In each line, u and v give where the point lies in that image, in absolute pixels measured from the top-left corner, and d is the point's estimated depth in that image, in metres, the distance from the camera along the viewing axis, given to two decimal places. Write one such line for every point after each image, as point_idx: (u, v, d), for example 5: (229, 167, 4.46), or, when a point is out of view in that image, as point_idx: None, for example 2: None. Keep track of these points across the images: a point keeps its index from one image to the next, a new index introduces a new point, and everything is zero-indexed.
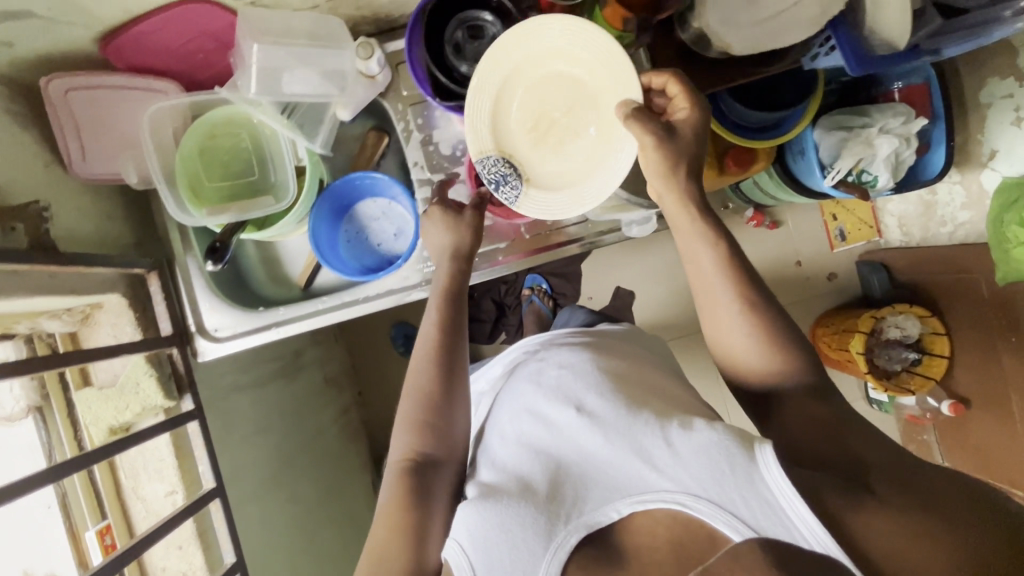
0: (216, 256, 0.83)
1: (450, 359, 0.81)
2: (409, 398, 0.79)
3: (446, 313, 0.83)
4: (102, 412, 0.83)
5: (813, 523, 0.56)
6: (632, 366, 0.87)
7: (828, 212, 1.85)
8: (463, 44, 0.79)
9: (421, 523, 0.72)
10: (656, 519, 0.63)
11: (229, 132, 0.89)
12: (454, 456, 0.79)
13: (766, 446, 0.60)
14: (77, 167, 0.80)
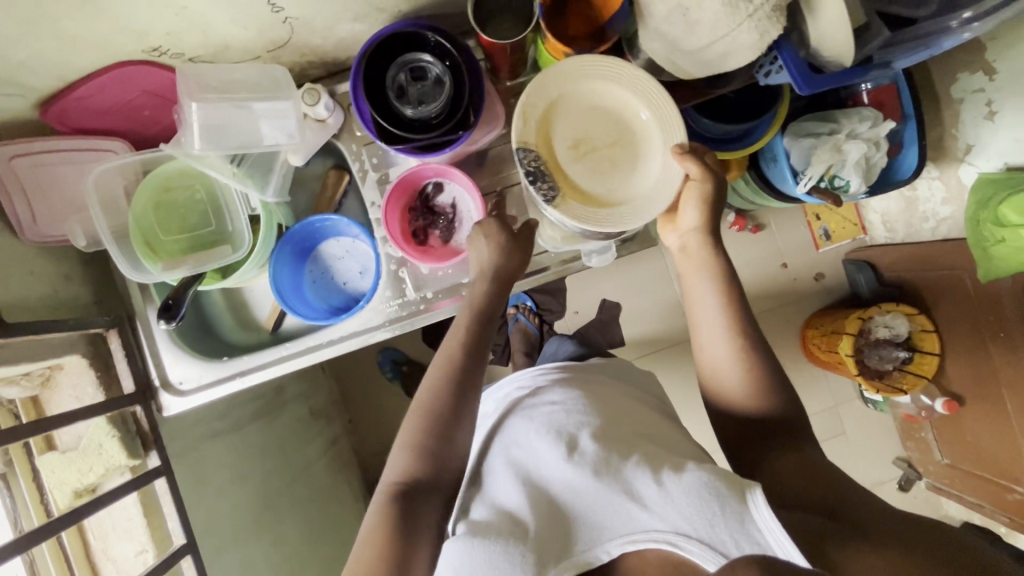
0: (170, 313, 0.83)
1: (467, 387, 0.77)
2: (414, 418, 0.76)
3: (472, 338, 0.79)
4: (66, 476, 0.81)
5: (788, 546, 0.58)
6: (618, 400, 0.86)
7: (811, 213, 1.84)
8: (406, 87, 0.78)
9: (406, 548, 0.69)
10: (648, 560, 0.63)
11: (183, 185, 0.88)
12: (449, 485, 0.76)
13: (757, 491, 0.61)
14: (28, 232, 0.80)
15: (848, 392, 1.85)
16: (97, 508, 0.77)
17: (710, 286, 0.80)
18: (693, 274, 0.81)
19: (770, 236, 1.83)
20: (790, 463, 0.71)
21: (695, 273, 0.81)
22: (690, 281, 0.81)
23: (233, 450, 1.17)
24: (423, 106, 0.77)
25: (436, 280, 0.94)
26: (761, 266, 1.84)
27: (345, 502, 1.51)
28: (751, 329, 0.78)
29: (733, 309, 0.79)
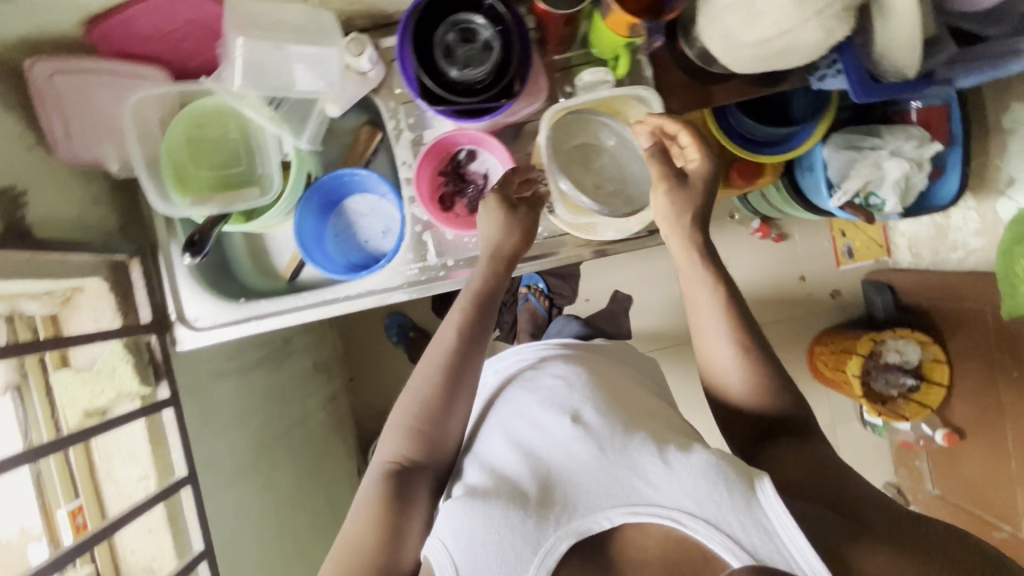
0: (195, 248, 0.84)
1: (462, 370, 0.76)
2: (408, 400, 0.76)
3: (470, 322, 0.77)
4: (78, 395, 0.83)
5: (810, 556, 0.58)
6: (612, 374, 0.87)
7: (837, 229, 1.81)
8: (454, 48, 0.76)
9: (399, 523, 0.71)
10: (649, 536, 0.64)
11: (217, 123, 0.88)
12: (438, 464, 0.77)
13: (765, 479, 0.62)
14: (60, 147, 0.80)
15: (847, 411, 1.85)
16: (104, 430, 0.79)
17: (712, 295, 0.77)
18: (693, 284, 0.78)
19: (791, 248, 1.81)
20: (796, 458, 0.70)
21: (692, 276, 0.78)
22: (690, 289, 0.78)
23: (239, 392, 1.19)
24: (470, 69, 0.76)
25: (455, 249, 0.92)
26: (777, 277, 1.82)
27: (337, 458, 1.54)
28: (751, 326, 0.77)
29: (728, 307, 0.76)
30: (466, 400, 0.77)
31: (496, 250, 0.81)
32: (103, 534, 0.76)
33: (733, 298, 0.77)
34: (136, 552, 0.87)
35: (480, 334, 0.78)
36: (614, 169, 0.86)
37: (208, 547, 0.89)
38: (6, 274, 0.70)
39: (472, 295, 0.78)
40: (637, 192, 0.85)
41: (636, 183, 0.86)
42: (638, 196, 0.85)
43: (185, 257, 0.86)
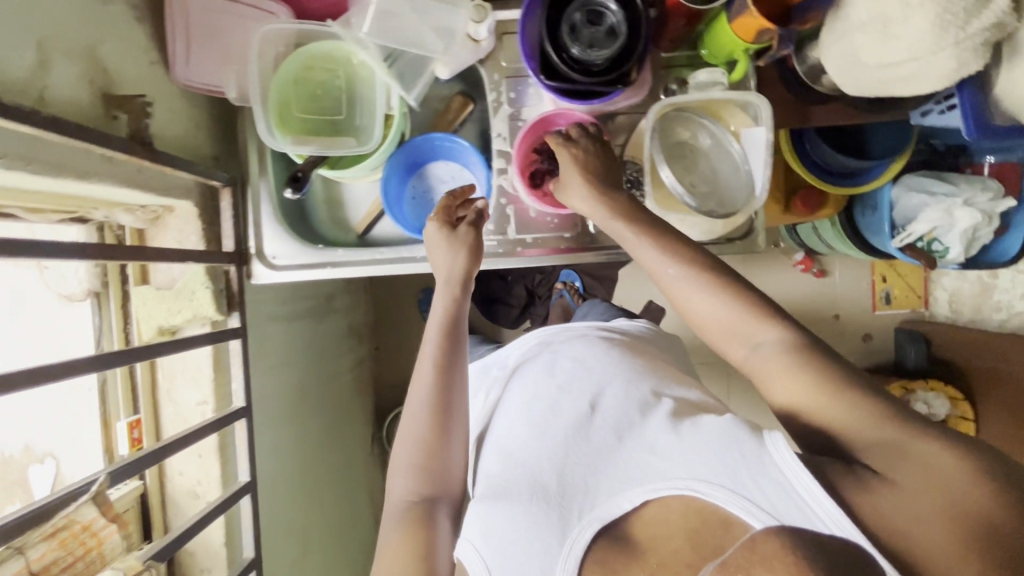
0: (298, 186, 0.87)
1: (446, 397, 0.78)
2: (405, 446, 0.77)
3: (444, 351, 0.80)
4: (155, 311, 0.85)
5: (838, 517, 0.51)
6: (642, 355, 0.85)
7: (878, 272, 1.80)
8: (580, 27, 0.77)
9: (428, 545, 0.70)
10: (670, 508, 0.59)
11: (325, 67, 0.89)
12: (452, 492, 0.76)
13: (776, 431, 0.57)
14: (178, 72, 0.80)
15: None
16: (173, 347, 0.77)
17: (671, 269, 0.70)
18: (644, 254, 0.73)
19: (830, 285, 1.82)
20: (786, 372, 0.61)
21: (647, 254, 0.72)
22: (640, 256, 0.73)
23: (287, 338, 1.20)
24: (593, 49, 0.77)
25: (536, 227, 0.94)
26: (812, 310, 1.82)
27: (357, 421, 1.54)
28: (721, 268, 0.70)
29: (687, 257, 0.70)
30: (461, 424, 0.78)
31: (451, 274, 0.83)
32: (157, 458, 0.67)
33: (703, 264, 0.70)
34: (184, 475, 0.89)
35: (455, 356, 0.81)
36: (708, 173, 0.87)
37: (252, 481, 0.90)
38: (122, 183, 0.71)
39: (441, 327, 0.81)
40: (730, 196, 0.86)
41: (729, 187, 0.86)
42: (731, 200, 0.85)
43: (287, 192, 0.89)
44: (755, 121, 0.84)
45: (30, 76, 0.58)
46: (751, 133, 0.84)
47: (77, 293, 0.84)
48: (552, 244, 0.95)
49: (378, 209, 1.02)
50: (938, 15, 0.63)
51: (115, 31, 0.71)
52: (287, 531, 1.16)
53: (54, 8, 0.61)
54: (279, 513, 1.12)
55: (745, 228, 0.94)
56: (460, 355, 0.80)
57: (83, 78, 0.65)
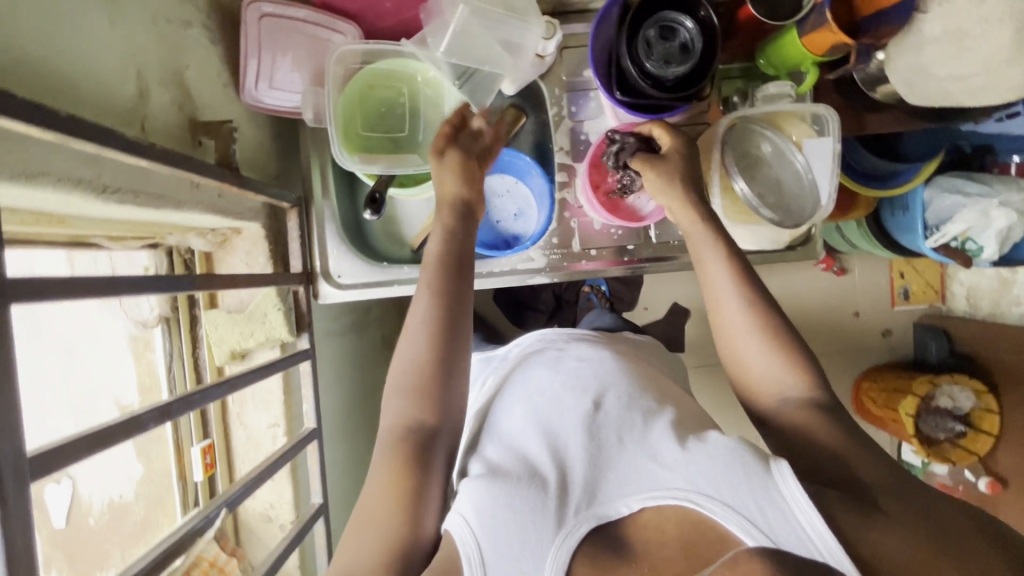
0: (375, 208, 0.86)
1: (450, 339, 0.69)
2: (400, 367, 0.69)
3: (445, 274, 0.71)
4: (228, 334, 0.85)
5: (835, 549, 0.52)
6: (644, 366, 0.84)
7: (896, 269, 1.66)
8: (654, 42, 0.77)
9: (417, 494, 0.63)
10: (666, 516, 0.59)
11: (388, 85, 0.88)
12: (451, 427, 0.68)
13: (783, 460, 0.57)
14: (249, 92, 0.81)
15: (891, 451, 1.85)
16: (252, 379, 0.71)
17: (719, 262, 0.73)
18: (701, 249, 0.75)
19: (850, 284, 1.67)
20: (815, 424, 0.64)
21: (704, 251, 0.74)
22: (705, 259, 0.74)
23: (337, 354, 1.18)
24: (667, 65, 0.78)
25: (600, 239, 0.95)
26: (827, 316, 1.68)
27: None
28: (759, 287, 0.72)
29: (737, 268, 0.73)
30: (463, 367, 0.70)
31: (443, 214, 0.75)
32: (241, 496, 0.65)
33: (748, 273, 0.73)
34: (255, 498, 0.88)
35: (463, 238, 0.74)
36: (772, 182, 0.87)
37: (324, 502, 0.89)
38: (205, 210, 0.70)
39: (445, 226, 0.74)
40: (796, 205, 0.87)
41: (795, 197, 0.87)
42: (797, 209, 0.86)
43: (365, 215, 0.86)
44: (818, 134, 0.85)
45: (132, 106, 0.57)
46: (815, 143, 0.85)
47: (149, 319, 0.86)
48: (616, 256, 0.96)
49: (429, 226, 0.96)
50: (1017, 29, 0.65)
51: (194, 55, 0.71)
52: None
53: (149, 37, 0.61)
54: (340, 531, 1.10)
55: (804, 235, 0.96)
56: (464, 291, 0.71)
57: (173, 105, 0.65)
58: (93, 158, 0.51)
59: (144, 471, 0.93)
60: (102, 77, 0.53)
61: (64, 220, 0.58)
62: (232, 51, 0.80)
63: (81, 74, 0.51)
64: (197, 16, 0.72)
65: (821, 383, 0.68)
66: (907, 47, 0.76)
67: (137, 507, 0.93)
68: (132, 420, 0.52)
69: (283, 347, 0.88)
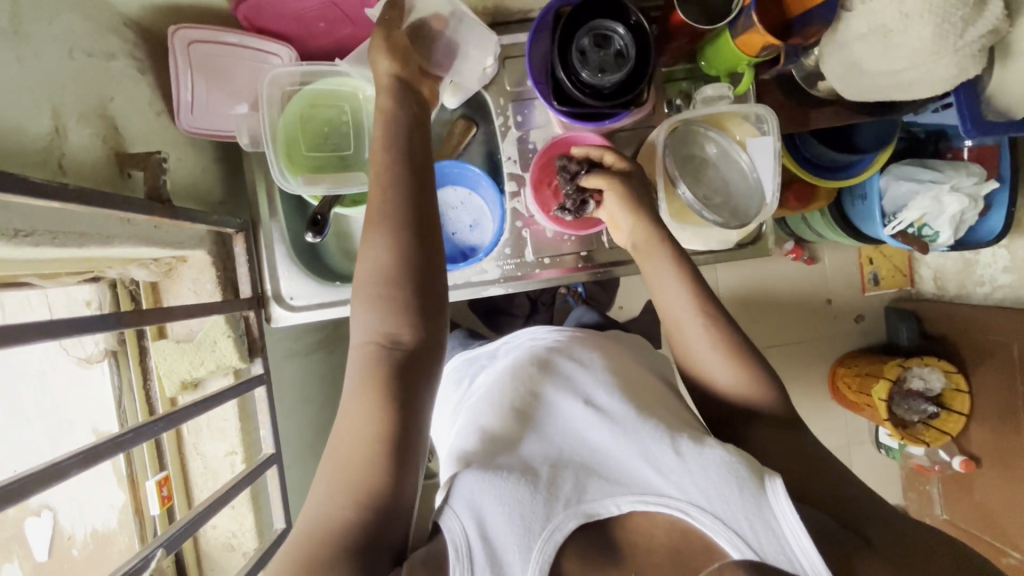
0: (318, 229, 0.86)
1: (418, 249, 0.63)
2: (362, 281, 0.63)
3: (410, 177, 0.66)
4: (178, 365, 0.84)
5: (814, 557, 0.55)
6: (632, 361, 0.84)
7: (865, 255, 1.68)
8: (588, 51, 0.78)
9: (398, 427, 0.59)
10: (655, 523, 0.61)
11: (330, 104, 0.86)
12: (430, 349, 0.63)
13: (777, 479, 0.58)
14: (183, 119, 0.80)
15: None
16: (194, 413, 0.71)
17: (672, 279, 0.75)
18: (658, 275, 0.76)
19: (821, 272, 1.68)
20: (777, 437, 0.68)
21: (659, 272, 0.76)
22: (656, 276, 0.76)
23: (302, 374, 1.16)
24: (603, 73, 0.78)
25: (552, 248, 0.95)
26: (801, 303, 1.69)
27: None
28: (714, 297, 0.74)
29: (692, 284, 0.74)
30: (440, 283, 0.65)
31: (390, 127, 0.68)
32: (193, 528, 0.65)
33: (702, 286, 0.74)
34: (217, 527, 0.88)
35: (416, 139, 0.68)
36: (719, 182, 0.89)
37: (287, 527, 0.88)
38: (139, 243, 0.69)
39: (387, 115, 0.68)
40: (743, 204, 0.87)
41: (742, 196, 0.88)
42: (743, 209, 0.87)
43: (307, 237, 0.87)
44: (762, 133, 0.85)
45: (48, 145, 0.57)
46: (760, 142, 0.85)
47: (95, 354, 0.86)
48: (572, 263, 0.96)
49: None
50: (937, 25, 0.67)
51: (120, 86, 0.70)
52: None
53: (64, 74, 0.60)
54: None
55: (755, 233, 0.97)
56: (429, 198, 0.66)
57: (96, 139, 0.64)
58: (4, 204, 0.51)
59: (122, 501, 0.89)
60: (10, 118, 0.53)
61: None
62: (163, 78, 0.79)
63: None
64: (122, 46, 0.71)
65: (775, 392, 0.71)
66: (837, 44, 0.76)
67: (95, 543, 0.92)
68: (51, 469, 0.51)
69: (237, 374, 0.87)
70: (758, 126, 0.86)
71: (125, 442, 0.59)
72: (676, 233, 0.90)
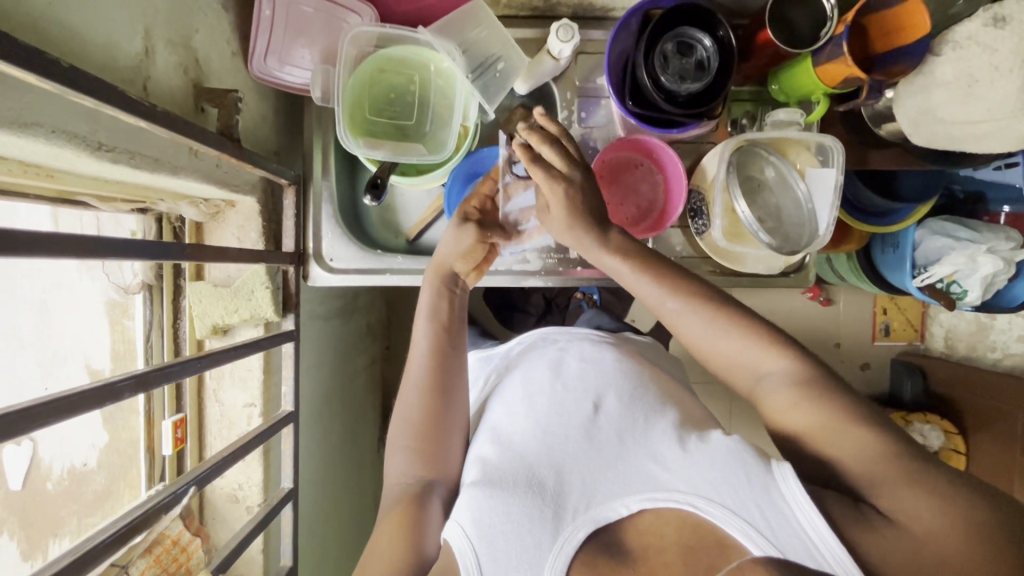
0: (377, 193, 0.86)
1: (444, 385, 0.76)
2: (400, 428, 0.75)
3: (440, 337, 0.78)
4: (212, 308, 0.83)
5: (837, 549, 0.52)
6: (651, 368, 0.84)
7: (880, 305, 1.62)
8: (670, 58, 0.78)
9: (418, 518, 0.67)
10: (665, 520, 0.59)
11: (400, 71, 0.86)
12: (449, 476, 0.73)
13: (785, 463, 0.56)
14: (256, 64, 0.80)
15: None
16: (229, 357, 0.69)
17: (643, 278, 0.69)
18: (634, 280, 0.69)
19: (834, 315, 1.63)
20: (795, 402, 0.60)
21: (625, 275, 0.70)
22: (634, 286, 0.70)
23: (322, 338, 1.14)
24: (680, 81, 0.79)
25: None
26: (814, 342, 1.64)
27: (370, 427, 1.44)
28: (718, 295, 0.68)
29: (673, 282, 0.68)
30: (458, 427, 0.76)
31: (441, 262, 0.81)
32: (215, 471, 0.64)
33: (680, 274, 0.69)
34: (224, 477, 0.86)
35: (455, 339, 0.79)
36: (772, 207, 0.88)
37: (295, 488, 0.87)
38: (202, 180, 0.68)
39: (437, 293, 0.80)
40: (792, 231, 0.87)
41: (793, 223, 0.87)
42: (794, 236, 0.87)
43: (365, 199, 0.87)
44: (823, 164, 0.85)
45: (137, 65, 0.56)
46: (820, 173, 0.85)
47: (132, 285, 0.86)
48: None
49: (432, 215, 0.95)
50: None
51: (206, 20, 0.70)
52: (315, 540, 1.10)
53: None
54: (310, 519, 1.07)
55: (798, 262, 0.98)
56: (456, 361, 0.78)
57: (178, 68, 0.63)
58: (92, 115, 0.51)
59: (108, 441, 0.90)
60: (111, 32, 0.52)
61: (55, 173, 0.58)
62: (243, 20, 0.79)
63: (92, 30, 0.50)
64: None
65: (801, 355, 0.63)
66: (920, 86, 0.76)
67: (96, 478, 0.91)
68: (109, 388, 0.50)
69: (267, 326, 0.86)
70: (817, 155, 0.85)
71: (172, 373, 0.58)
72: (724, 253, 0.90)
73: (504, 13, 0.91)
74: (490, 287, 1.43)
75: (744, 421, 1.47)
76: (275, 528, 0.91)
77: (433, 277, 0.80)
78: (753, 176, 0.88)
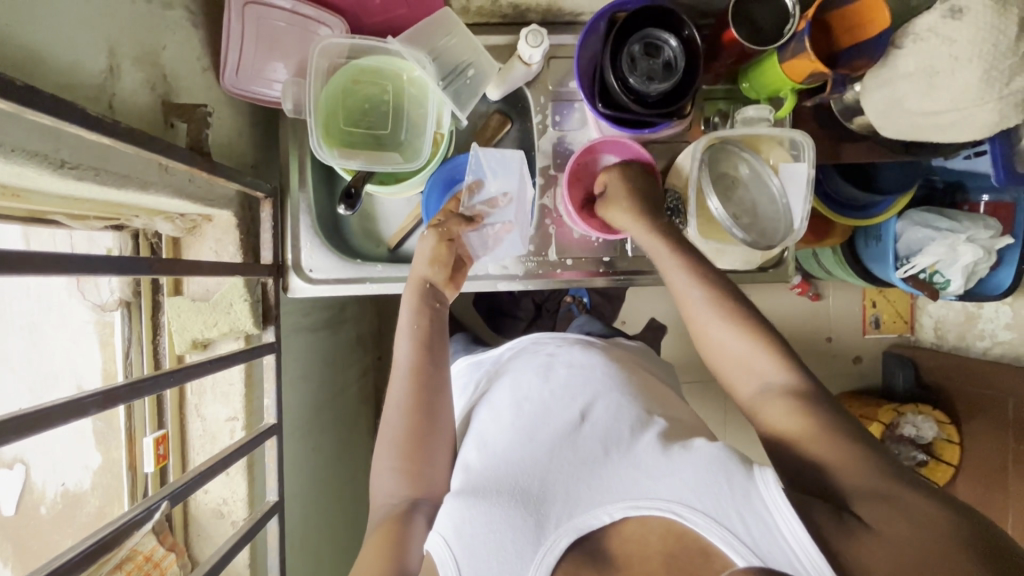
0: (351, 202, 0.87)
1: (430, 396, 0.76)
2: (385, 447, 0.74)
3: (421, 351, 0.78)
4: (191, 323, 0.83)
5: (814, 554, 0.52)
6: (636, 371, 0.84)
7: (869, 298, 1.63)
8: (638, 59, 0.79)
9: (401, 530, 0.67)
10: (650, 528, 0.58)
11: (374, 82, 0.86)
12: (434, 494, 0.73)
13: (767, 466, 0.57)
14: (228, 79, 0.81)
15: None
16: (203, 373, 0.68)
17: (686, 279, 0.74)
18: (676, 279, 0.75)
19: (823, 309, 1.64)
20: (791, 413, 0.63)
21: (675, 274, 0.76)
22: (672, 281, 0.76)
23: (308, 350, 1.13)
24: (649, 82, 0.79)
25: (578, 248, 0.95)
26: (804, 337, 1.64)
27: (361, 438, 1.43)
28: (725, 287, 0.73)
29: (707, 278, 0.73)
30: (445, 440, 0.75)
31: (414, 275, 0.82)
32: (192, 485, 0.64)
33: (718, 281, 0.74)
34: (209, 492, 0.86)
35: (438, 359, 0.80)
36: (747, 204, 0.88)
37: (280, 501, 0.86)
38: (173, 194, 0.68)
39: (416, 305, 0.80)
40: (767, 227, 0.87)
41: (767, 220, 0.88)
42: (769, 232, 0.87)
43: (339, 209, 0.88)
44: (794, 160, 0.86)
45: (100, 82, 0.57)
46: (792, 169, 0.85)
47: (110, 302, 0.86)
48: (590, 266, 0.95)
49: (412, 223, 0.96)
50: (984, 71, 0.68)
51: (174, 36, 0.70)
52: (307, 554, 1.09)
53: (126, 18, 0.61)
54: (298, 534, 1.06)
55: (777, 258, 0.99)
56: (438, 375, 0.78)
57: (145, 84, 0.64)
58: (54, 133, 0.51)
59: (101, 461, 0.89)
60: (71, 49, 0.53)
61: (22, 193, 0.59)
62: (213, 36, 0.80)
63: (52, 50, 0.51)
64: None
65: (803, 374, 0.66)
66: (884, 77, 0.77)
67: (82, 499, 0.91)
68: (74, 405, 0.50)
69: (248, 339, 0.86)
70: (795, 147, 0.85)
71: (140, 389, 0.58)
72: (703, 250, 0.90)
73: (476, 22, 0.93)
74: (479, 295, 1.43)
75: (737, 424, 1.50)
76: (262, 540, 0.91)
77: (413, 291, 0.81)
78: (728, 173, 0.88)
